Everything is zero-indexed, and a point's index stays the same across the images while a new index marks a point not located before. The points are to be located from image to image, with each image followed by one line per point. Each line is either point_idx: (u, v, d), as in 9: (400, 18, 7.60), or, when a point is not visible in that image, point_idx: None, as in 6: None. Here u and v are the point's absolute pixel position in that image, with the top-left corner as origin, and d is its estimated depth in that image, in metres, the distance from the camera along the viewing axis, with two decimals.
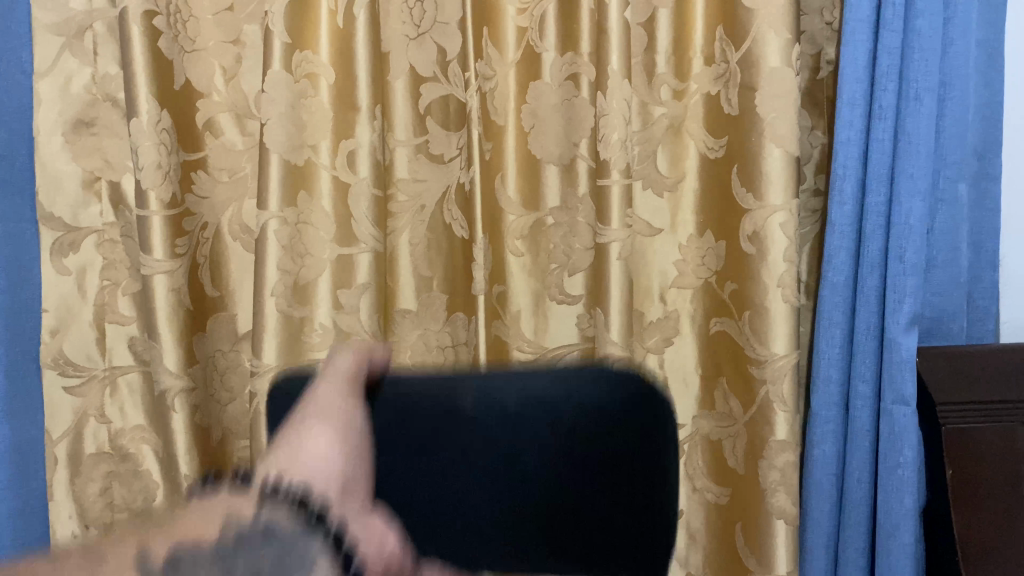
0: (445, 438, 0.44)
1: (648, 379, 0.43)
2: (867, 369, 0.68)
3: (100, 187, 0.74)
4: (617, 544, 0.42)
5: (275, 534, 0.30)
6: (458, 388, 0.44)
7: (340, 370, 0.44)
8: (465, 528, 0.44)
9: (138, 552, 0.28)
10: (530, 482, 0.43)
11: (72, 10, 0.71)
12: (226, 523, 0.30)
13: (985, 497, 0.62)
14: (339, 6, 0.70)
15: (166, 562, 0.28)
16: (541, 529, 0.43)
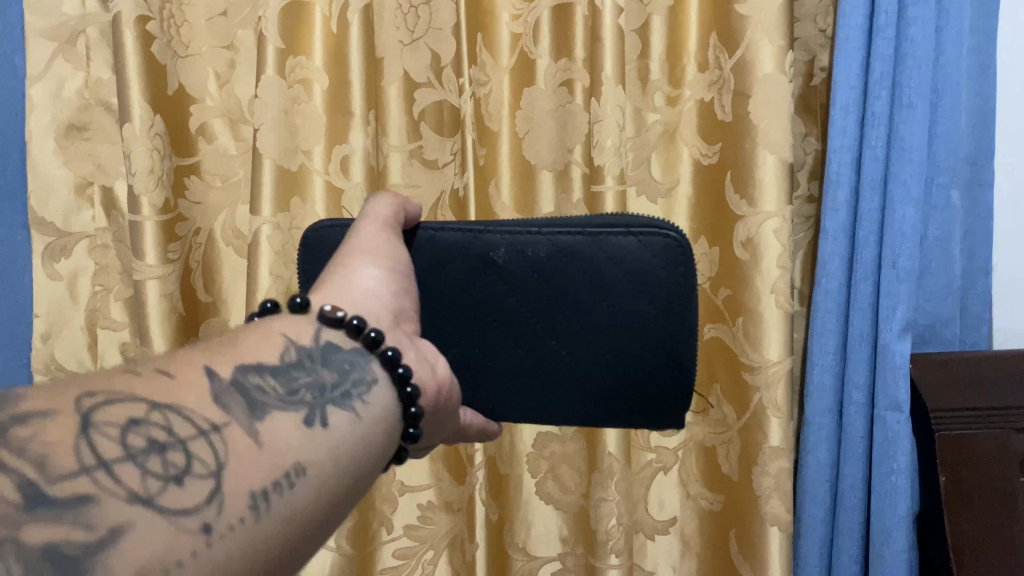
0: (485, 294, 0.53)
1: (672, 244, 0.51)
2: (861, 375, 0.68)
3: (92, 192, 0.74)
4: (626, 382, 0.53)
5: (321, 375, 0.37)
6: (490, 238, 0.52)
7: (380, 217, 0.51)
8: (499, 380, 0.54)
9: (208, 367, 0.34)
10: (557, 332, 0.53)
11: (65, 15, 0.70)
12: (283, 351, 0.37)
13: (977, 500, 0.62)
14: (333, 11, 0.71)
15: (235, 380, 0.34)
16: (564, 374, 0.53)
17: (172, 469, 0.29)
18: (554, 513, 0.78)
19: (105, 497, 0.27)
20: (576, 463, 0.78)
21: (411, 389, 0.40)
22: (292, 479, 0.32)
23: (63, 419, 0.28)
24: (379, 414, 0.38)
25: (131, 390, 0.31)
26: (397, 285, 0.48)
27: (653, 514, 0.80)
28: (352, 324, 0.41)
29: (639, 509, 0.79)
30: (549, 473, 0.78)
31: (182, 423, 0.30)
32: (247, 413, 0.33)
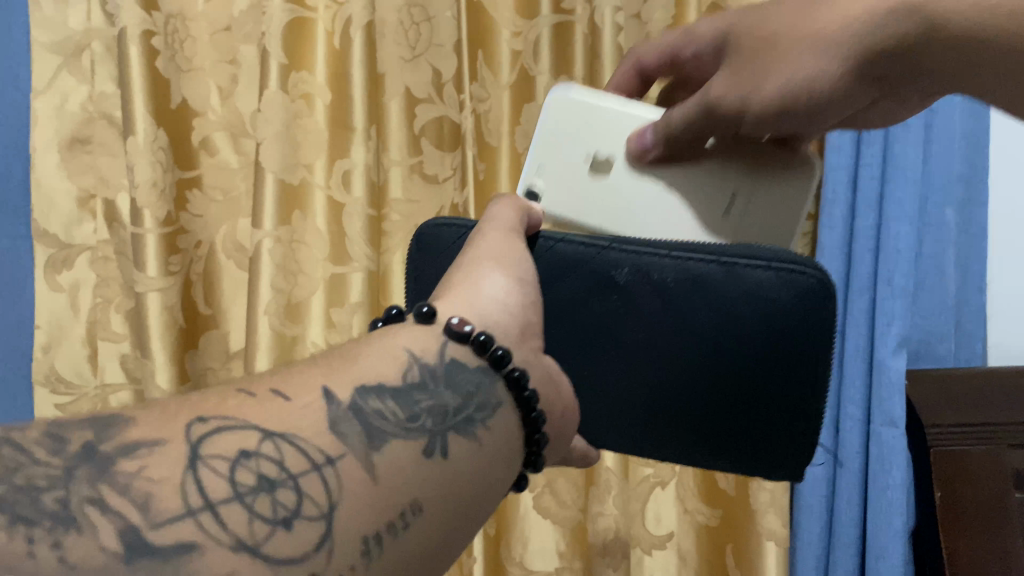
0: (601, 313, 0.48)
1: (813, 282, 0.45)
2: (857, 391, 0.68)
3: (94, 206, 0.74)
4: (749, 424, 0.47)
5: (445, 398, 0.35)
6: (612, 254, 0.47)
7: (503, 222, 0.47)
8: (611, 408, 0.50)
9: (328, 388, 0.32)
10: (676, 365, 0.47)
11: (71, 30, 0.71)
12: (406, 368, 0.35)
13: (970, 515, 0.62)
14: (336, 27, 0.72)
15: (354, 405, 0.32)
16: (679, 411, 0.48)
17: (280, 508, 0.27)
18: (552, 526, 0.79)
19: (209, 542, 0.25)
20: (573, 477, 0.78)
21: (535, 411, 0.38)
22: (407, 519, 0.30)
23: (170, 450, 0.27)
24: (500, 443, 0.36)
25: (243, 416, 0.29)
26: (521, 296, 0.43)
27: (649, 529, 0.78)
28: (477, 341, 0.37)
29: (635, 523, 0.78)
30: (546, 487, 0.78)
31: (296, 456, 0.29)
32: (361, 443, 0.31)
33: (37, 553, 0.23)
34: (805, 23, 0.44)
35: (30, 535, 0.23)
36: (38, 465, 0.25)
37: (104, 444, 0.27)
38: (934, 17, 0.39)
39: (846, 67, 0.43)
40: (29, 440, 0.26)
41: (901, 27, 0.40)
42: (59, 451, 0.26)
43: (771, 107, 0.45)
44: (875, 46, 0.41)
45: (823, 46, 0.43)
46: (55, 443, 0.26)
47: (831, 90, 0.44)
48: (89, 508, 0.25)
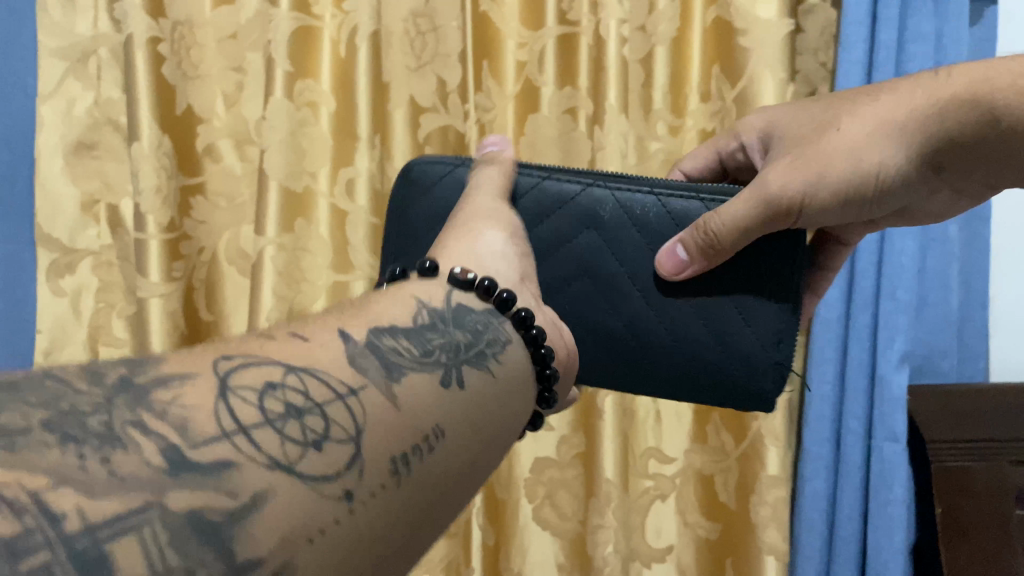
0: (586, 248, 0.50)
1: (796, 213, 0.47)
2: (859, 407, 0.68)
3: (98, 210, 0.74)
4: (725, 349, 0.49)
5: (455, 336, 0.35)
6: (597, 192, 0.50)
7: (491, 178, 0.49)
8: (588, 340, 0.50)
9: (342, 329, 0.31)
10: (658, 295, 0.49)
11: (78, 36, 0.71)
12: (416, 313, 0.35)
13: (974, 532, 0.62)
14: (341, 36, 0.72)
15: (370, 342, 0.30)
16: (659, 345, 0.49)
17: (309, 434, 0.25)
18: (551, 539, 0.79)
19: (247, 464, 0.22)
20: (574, 489, 0.78)
21: (543, 349, 0.39)
22: (430, 443, 0.28)
23: (201, 382, 0.24)
24: (513, 378, 0.36)
25: (264, 355, 0.27)
26: (517, 246, 0.46)
27: (648, 542, 0.78)
28: (482, 285, 0.39)
29: (635, 536, 0.78)
30: (546, 498, 0.78)
31: (320, 386, 0.26)
32: (382, 373, 0.29)
33: (87, 468, 0.20)
34: (854, 113, 0.45)
35: (79, 452, 0.20)
36: (77, 393, 0.22)
37: (139, 376, 0.24)
38: (994, 107, 0.40)
39: (904, 155, 0.43)
40: (66, 373, 0.23)
41: (964, 117, 0.41)
42: (99, 381, 0.23)
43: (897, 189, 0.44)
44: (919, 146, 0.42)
45: (874, 133, 0.43)
46: (92, 376, 0.23)
47: (890, 181, 0.44)
48: (131, 428, 0.22)
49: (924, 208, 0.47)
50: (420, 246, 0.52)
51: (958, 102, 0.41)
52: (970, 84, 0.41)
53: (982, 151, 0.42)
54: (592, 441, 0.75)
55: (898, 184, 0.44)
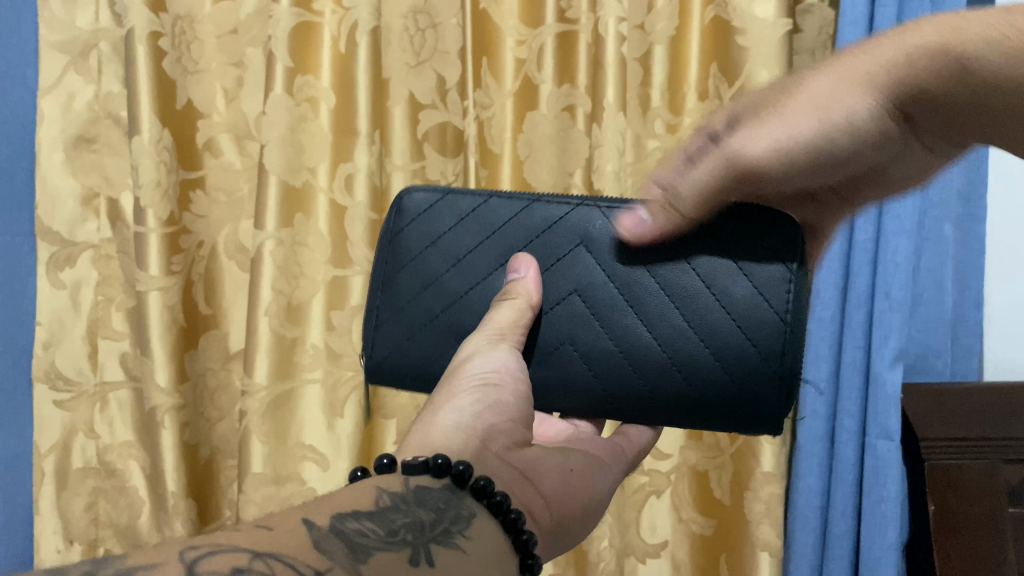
0: (578, 271, 0.50)
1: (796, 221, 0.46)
2: (853, 403, 0.68)
3: (97, 204, 0.75)
4: (727, 366, 0.47)
5: (419, 514, 0.33)
6: (585, 211, 0.50)
7: (500, 320, 0.48)
8: (584, 367, 0.49)
9: (307, 517, 0.29)
10: (654, 312, 0.48)
11: (78, 29, 0.72)
12: (376, 499, 0.33)
13: (966, 531, 0.63)
14: (341, 31, 0.72)
15: (333, 527, 0.29)
16: (649, 367, 0.48)
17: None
18: None
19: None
20: None
21: (513, 514, 0.36)
22: None
23: (161, 569, 0.23)
24: (485, 551, 0.34)
25: (229, 543, 0.26)
26: (494, 410, 0.45)
27: (643, 537, 0.79)
28: (434, 464, 0.37)
29: (629, 531, 0.79)
30: None
31: (291, 572, 0.25)
32: (349, 556, 0.27)
33: None
34: (813, 69, 0.40)
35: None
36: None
37: (101, 570, 0.23)
38: (964, 58, 0.36)
39: (876, 107, 0.38)
40: (20, 572, 0.21)
41: (932, 68, 0.37)
42: (51, 575, 0.22)
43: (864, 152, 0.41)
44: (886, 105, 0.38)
45: (841, 88, 0.39)
46: (49, 572, 0.22)
47: (857, 144, 0.40)
48: None
49: (901, 167, 0.44)
50: (415, 302, 0.53)
51: (927, 53, 0.37)
52: (942, 31, 0.37)
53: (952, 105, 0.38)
54: None
55: (866, 146, 0.40)
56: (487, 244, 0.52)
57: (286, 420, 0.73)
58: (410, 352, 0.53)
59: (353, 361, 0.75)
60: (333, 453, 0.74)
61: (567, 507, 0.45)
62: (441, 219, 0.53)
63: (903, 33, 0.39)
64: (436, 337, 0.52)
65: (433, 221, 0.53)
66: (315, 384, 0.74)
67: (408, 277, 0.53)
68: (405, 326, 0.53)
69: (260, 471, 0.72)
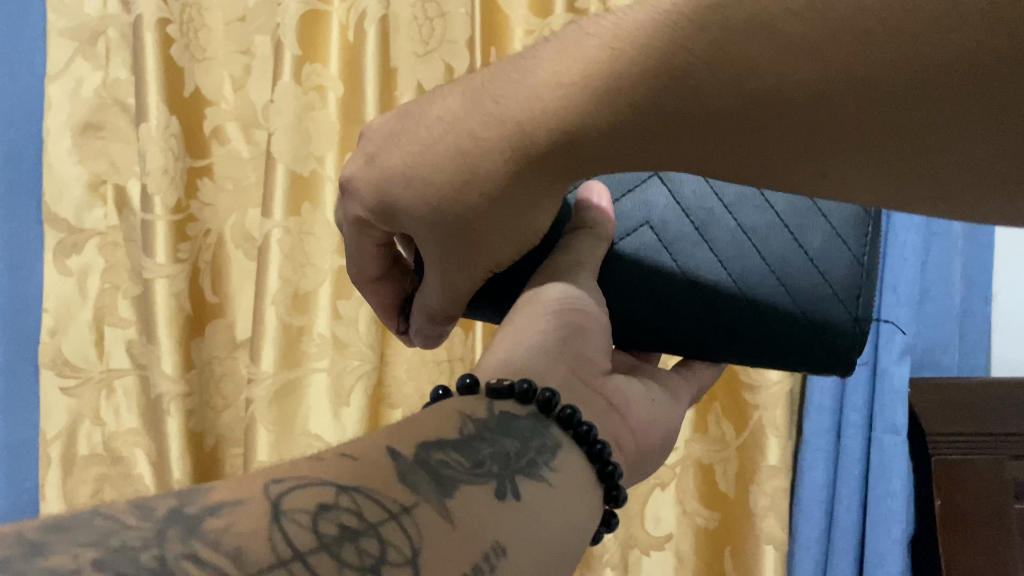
0: (652, 195, 0.47)
1: None
2: (859, 398, 0.68)
3: (104, 191, 0.75)
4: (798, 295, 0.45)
5: (505, 445, 0.31)
6: None
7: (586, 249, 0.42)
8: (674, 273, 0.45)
9: (390, 445, 0.28)
10: (744, 226, 0.46)
11: (86, 15, 0.71)
12: (461, 425, 0.31)
13: (971, 526, 0.63)
14: (350, 20, 0.72)
15: (418, 457, 0.28)
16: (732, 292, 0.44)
17: (367, 558, 0.23)
18: None
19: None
20: None
21: (601, 445, 0.33)
22: (492, 561, 0.26)
23: (250, 507, 0.23)
24: (572, 485, 0.32)
25: (311, 473, 0.25)
26: (579, 338, 0.39)
27: (648, 530, 0.78)
28: (520, 389, 0.34)
29: (633, 524, 0.78)
30: None
31: (371, 505, 0.25)
32: (432, 487, 0.27)
33: None
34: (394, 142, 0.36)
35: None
36: (130, 529, 0.21)
37: (190, 506, 0.23)
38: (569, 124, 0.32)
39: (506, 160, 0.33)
40: (113, 509, 0.22)
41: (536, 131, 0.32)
42: (148, 515, 0.22)
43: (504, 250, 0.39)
44: (563, 129, 0.32)
45: (430, 155, 0.34)
46: (142, 510, 0.22)
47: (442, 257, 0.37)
48: (184, 561, 0.20)
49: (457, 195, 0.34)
50: None
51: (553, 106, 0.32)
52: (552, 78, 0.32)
53: (640, 135, 0.31)
54: None
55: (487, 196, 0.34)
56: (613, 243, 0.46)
57: (293, 408, 0.73)
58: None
59: (358, 350, 0.74)
60: (338, 441, 0.75)
61: (657, 434, 0.41)
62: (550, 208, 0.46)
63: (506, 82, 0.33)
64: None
65: None
66: (321, 373, 0.74)
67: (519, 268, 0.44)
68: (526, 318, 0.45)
69: (266, 459, 0.72)
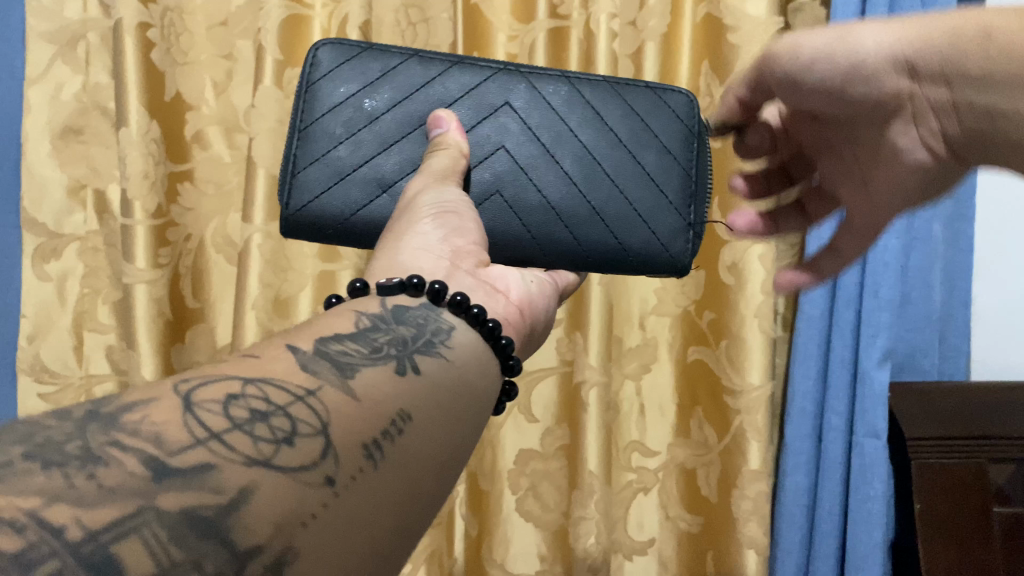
0: (505, 123, 0.57)
1: (682, 100, 0.60)
2: (841, 402, 0.68)
3: (85, 195, 0.74)
4: (617, 227, 0.58)
5: (399, 331, 0.36)
6: (515, 75, 0.57)
7: (439, 167, 0.51)
8: (514, 218, 0.56)
9: (289, 344, 0.32)
10: (573, 172, 0.57)
11: (66, 19, 0.71)
12: (356, 320, 0.36)
13: (953, 528, 0.62)
14: (332, 25, 0.73)
15: (317, 350, 0.32)
16: (567, 220, 0.57)
17: (279, 431, 0.26)
18: (534, 531, 0.78)
19: (224, 463, 0.24)
20: (557, 481, 0.77)
21: (491, 323, 0.40)
22: (398, 427, 0.30)
23: (164, 402, 0.26)
24: (467, 359, 0.37)
25: (223, 372, 0.28)
26: (457, 235, 0.48)
27: (631, 535, 0.79)
28: (410, 283, 0.40)
29: (617, 528, 0.79)
30: (529, 490, 0.77)
31: (277, 391, 0.28)
32: (336, 374, 0.30)
33: (75, 484, 0.22)
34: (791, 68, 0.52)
35: (65, 472, 0.22)
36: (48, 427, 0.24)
37: (106, 407, 0.25)
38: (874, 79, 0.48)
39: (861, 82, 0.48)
40: (33, 417, 0.25)
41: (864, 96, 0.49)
42: (66, 416, 0.25)
43: (852, 27, 0.47)
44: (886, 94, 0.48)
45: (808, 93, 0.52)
46: (61, 413, 0.25)
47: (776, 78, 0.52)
48: (110, 447, 0.23)
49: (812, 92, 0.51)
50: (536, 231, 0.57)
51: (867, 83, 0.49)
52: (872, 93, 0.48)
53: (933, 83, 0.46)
54: (575, 432, 0.75)
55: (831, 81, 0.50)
56: (405, 104, 0.56)
57: None
58: (328, 201, 0.54)
59: None
60: None
61: (534, 319, 0.51)
62: (346, 83, 0.55)
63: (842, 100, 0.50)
64: (359, 189, 0.55)
65: (349, 72, 0.55)
66: None
67: (327, 129, 0.55)
68: (330, 172, 0.55)
69: None
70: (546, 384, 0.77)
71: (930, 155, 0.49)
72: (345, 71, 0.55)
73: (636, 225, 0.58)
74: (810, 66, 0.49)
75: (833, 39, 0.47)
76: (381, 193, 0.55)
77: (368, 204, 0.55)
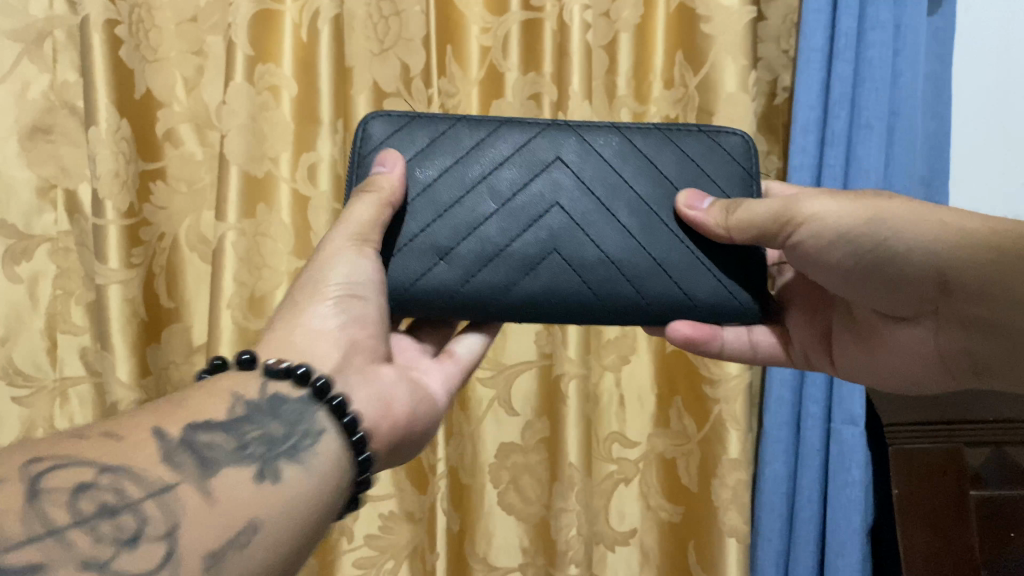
0: (558, 178, 0.55)
1: (740, 141, 0.56)
2: (819, 390, 0.69)
3: (55, 196, 0.73)
4: (680, 276, 0.54)
5: (269, 429, 0.39)
6: (564, 129, 0.56)
7: (359, 217, 0.50)
8: (576, 278, 0.54)
9: (157, 427, 0.36)
10: (631, 225, 0.55)
11: (32, 17, 0.70)
12: (230, 408, 0.39)
13: (930, 508, 0.63)
14: (303, 19, 0.71)
15: (184, 439, 0.36)
16: (627, 277, 0.54)
17: (116, 530, 0.30)
18: (515, 523, 0.79)
19: (60, 560, 0.28)
20: (538, 473, 0.78)
21: (358, 433, 0.41)
22: (245, 537, 0.33)
23: (10, 484, 0.30)
24: (328, 466, 0.39)
25: (74, 456, 0.32)
26: (358, 325, 0.49)
27: (612, 526, 0.79)
28: (295, 373, 0.42)
29: (598, 520, 0.79)
30: (511, 483, 0.78)
31: (127, 486, 0.32)
32: (194, 474, 0.34)
33: None
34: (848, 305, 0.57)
35: None
36: None
37: None
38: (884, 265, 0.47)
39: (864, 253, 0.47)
40: None
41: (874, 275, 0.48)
42: None
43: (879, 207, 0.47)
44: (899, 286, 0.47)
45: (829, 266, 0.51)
46: None
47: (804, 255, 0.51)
48: None
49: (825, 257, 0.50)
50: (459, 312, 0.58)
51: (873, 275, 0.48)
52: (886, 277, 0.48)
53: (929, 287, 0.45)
54: (555, 424, 0.75)
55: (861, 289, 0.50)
56: (456, 168, 0.54)
57: None
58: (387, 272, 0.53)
59: None
60: None
61: (420, 420, 0.51)
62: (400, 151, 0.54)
63: (863, 279, 0.49)
64: (417, 258, 0.53)
65: (404, 145, 0.54)
66: None
67: None
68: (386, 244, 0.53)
69: None
70: (528, 376, 0.77)
71: (940, 352, 0.49)
72: (397, 141, 0.55)
73: (703, 273, 0.55)
74: (830, 248, 0.49)
75: (857, 219, 0.47)
76: (439, 260, 0.53)
77: (429, 272, 0.53)
